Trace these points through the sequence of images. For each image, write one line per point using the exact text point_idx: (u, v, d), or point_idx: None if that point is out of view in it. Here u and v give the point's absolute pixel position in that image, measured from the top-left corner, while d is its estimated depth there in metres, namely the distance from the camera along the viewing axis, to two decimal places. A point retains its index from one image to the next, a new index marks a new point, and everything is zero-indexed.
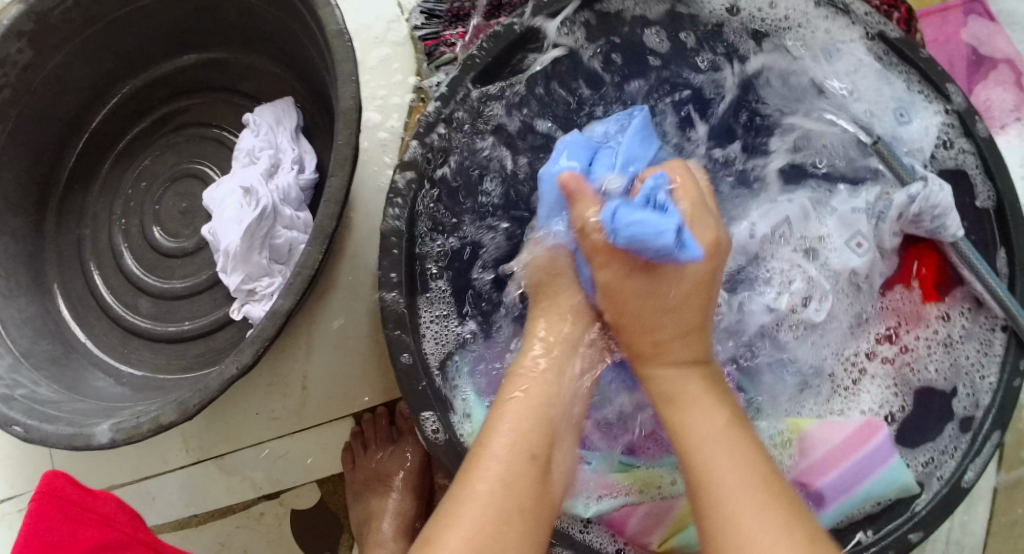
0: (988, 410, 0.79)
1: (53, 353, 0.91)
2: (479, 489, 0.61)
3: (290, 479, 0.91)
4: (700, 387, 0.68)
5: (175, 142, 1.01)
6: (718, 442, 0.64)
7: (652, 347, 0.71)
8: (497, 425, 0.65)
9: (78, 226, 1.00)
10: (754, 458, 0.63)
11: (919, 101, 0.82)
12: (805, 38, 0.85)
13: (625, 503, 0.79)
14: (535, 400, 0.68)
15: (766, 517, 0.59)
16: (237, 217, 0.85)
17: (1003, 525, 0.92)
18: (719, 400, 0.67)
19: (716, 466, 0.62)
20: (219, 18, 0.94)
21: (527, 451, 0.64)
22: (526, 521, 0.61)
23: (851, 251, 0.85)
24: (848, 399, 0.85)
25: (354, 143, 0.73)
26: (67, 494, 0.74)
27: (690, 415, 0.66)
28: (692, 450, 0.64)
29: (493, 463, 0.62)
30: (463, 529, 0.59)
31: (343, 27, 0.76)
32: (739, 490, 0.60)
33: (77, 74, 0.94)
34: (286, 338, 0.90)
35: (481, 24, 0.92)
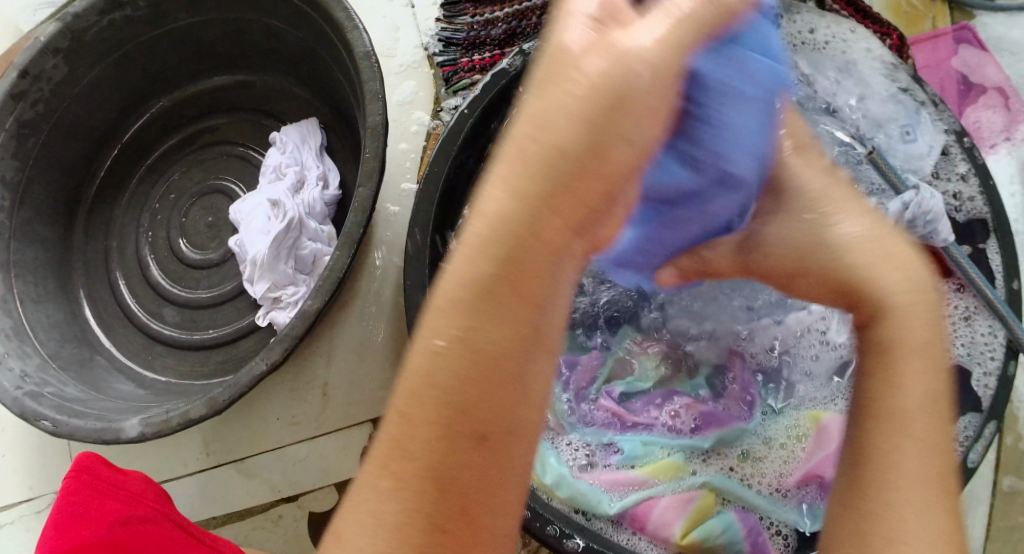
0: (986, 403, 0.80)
1: (79, 357, 0.94)
2: (384, 482, 0.47)
3: (308, 482, 0.93)
4: (938, 381, 0.53)
5: (203, 158, 1.06)
6: (920, 372, 0.52)
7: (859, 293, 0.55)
8: (415, 386, 0.47)
9: (105, 237, 1.04)
10: (936, 394, 0.52)
11: (923, 118, 0.88)
12: (819, 55, 0.93)
13: (645, 494, 0.75)
14: (494, 340, 0.46)
15: (921, 455, 0.51)
16: (264, 228, 0.89)
17: (1000, 530, 0.96)
18: (936, 335, 0.54)
19: (901, 394, 0.52)
20: (247, 41, 0.99)
21: (474, 430, 0.46)
22: (482, 495, 0.47)
23: None
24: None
25: (380, 156, 0.78)
26: (101, 476, 0.76)
27: (898, 329, 0.53)
28: (890, 370, 0.53)
29: (426, 440, 0.47)
30: (369, 524, 0.47)
31: (370, 48, 0.80)
32: (899, 436, 0.51)
33: (108, 90, 0.98)
34: (308, 347, 0.94)
35: (496, 52, 0.97)
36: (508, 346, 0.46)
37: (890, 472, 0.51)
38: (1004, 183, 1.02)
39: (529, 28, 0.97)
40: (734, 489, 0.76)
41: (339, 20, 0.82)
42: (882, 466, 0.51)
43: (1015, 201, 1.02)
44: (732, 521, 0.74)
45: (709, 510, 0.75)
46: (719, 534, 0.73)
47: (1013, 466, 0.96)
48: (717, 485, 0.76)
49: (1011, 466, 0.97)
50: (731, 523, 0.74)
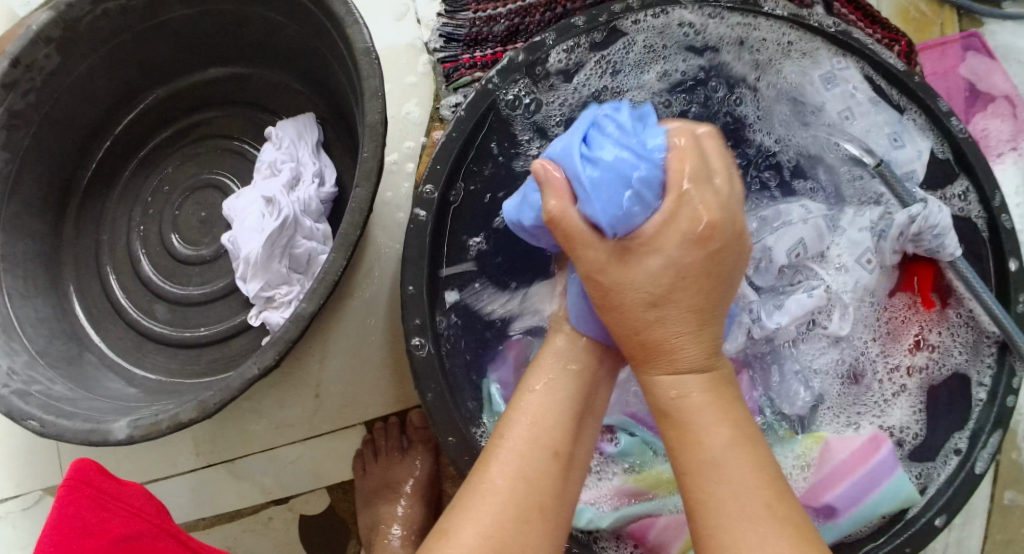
0: (980, 416, 0.83)
1: (68, 353, 0.92)
2: (497, 481, 0.58)
3: (300, 484, 0.92)
4: (745, 442, 0.60)
5: (197, 152, 1.04)
6: (728, 458, 0.59)
7: (642, 354, 0.65)
8: (505, 442, 0.61)
9: (96, 231, 1.02)
10: (757, 475, 0.58)
11: (910, 125, 0.87)
12: (807, 63, 0.89)
13: (642, 513, 0.79)
14: (551, 402, 0.64)
15: (762, 526, 0.56)
16: (258, 226, 0.87)
17: (998, 542, 0.95)
18: (734, 425, 0.61)
19: (716, 490, 0.58)
20: (243, 34, 0.97)
21: (549, 449, 0.61)
22: (556, 508, 0.59)
23: (862, 269, 0.86)
24: (882, 416, 0.86)
25: (379, 156, 0.76)
26: (100, 484, 0.74)
27: (692, 431, 0.61)
28: (692, 471, 0.59)
29: (522, 440, 0.61)
30: (481, 524, 0.56)
31: (370, 45, 0.78)
32: (743, 512, 0.56)
33: (101, 82, 0.96)
34: (300, 348, 0.92)
35: (499, 49, 0.95)
36: (555, 406, 0.63)
37: (739, 540, 0.56)
38: (1009, 193, 1.01)
39: (531, 25, 0.95)
40: None
41: (338, 15, 0.80)
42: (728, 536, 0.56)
43: (1020, 211, 1.01)
44: None
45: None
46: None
47: (1014, 480, 0.95)
48: None
49: (1013, 480, 0.95)
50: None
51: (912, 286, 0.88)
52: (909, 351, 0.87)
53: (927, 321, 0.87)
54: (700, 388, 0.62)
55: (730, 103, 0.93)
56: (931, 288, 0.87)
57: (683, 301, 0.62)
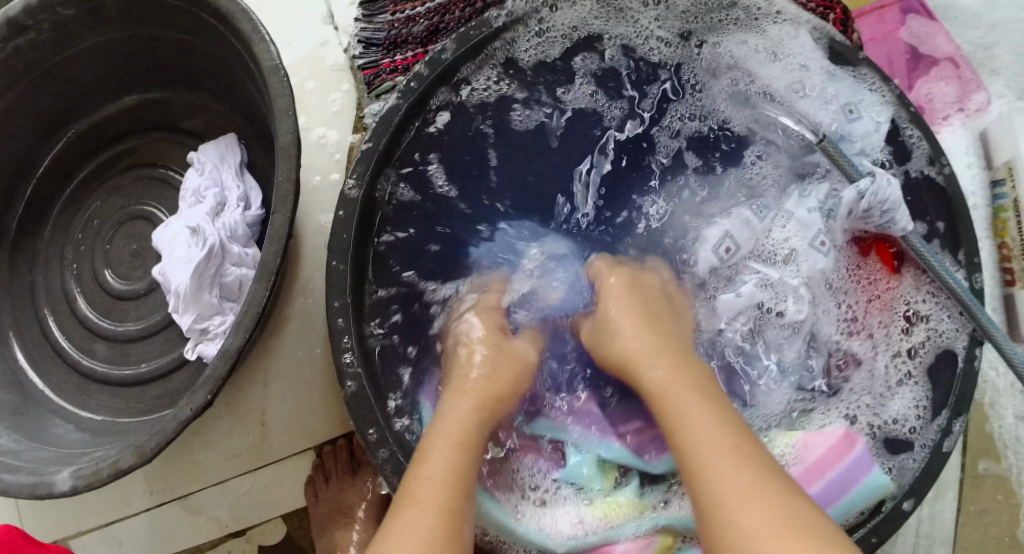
0: (950, 393, 0.80)
1: (11, 403, 0.90)
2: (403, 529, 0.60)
3: (255, 515, 0.90)
4: (681, 375, 0.69)
5: (123, 183, 1.01)
6: (698, 429, 0.64)
7: (621, 365, 0.74)
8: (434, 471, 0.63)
9: (31, 272, 0.99)
10: (732, 437, 0.63)
11: (866, 96, 0.84)
12: (751, 35, 0.87)
13: (597, 540, 0.77)
14: (468, 440, 0.67)
15: (752, 496, 0.58)
16: (186, 256, 0.85)
17: (971, 514, 0.93)
18: (711, 399, 0.67)
19: (703, 460, 0.62)
20: (159, 56, 0.94)
21: (452, 505, 0.62)
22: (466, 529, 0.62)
23: (817, 252, 0.83)
24: (879, 410, 0.82)
25: (295, 178, 0.74)
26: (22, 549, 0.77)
27: (671, 410, 0.67)
28: (681, 445, 0.64)
29: (431, 487, 0.63)
30: None
31: (278, 62, 0.76)
32: (731, 494, 0.59)
33: (21, 120, 0.93)
34: (241, 375, 0.90)
35: (419, 51, 0.93)
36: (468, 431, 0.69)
37: (745, 527, 0.57)
38: (959, 156, 0.99)
39: (452, 22, 0.93)
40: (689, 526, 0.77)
41: (245, 34, 0.78)
42: (729, 522, 0.58)
43: (972, 173, 0.98)
44: None
45: (669, 550, 0.77)
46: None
47: (984, 449, 0.94)
48: (676, 527, 0.77)
49: (982, 449, 0.94)
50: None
51: (875, 267, 0.85)
52: (904, 334, 0.83)
53: (889, 302, 0.84)
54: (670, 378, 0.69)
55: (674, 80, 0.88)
56: (892, 263, 0.85)
57: (632, 321, 0.75)
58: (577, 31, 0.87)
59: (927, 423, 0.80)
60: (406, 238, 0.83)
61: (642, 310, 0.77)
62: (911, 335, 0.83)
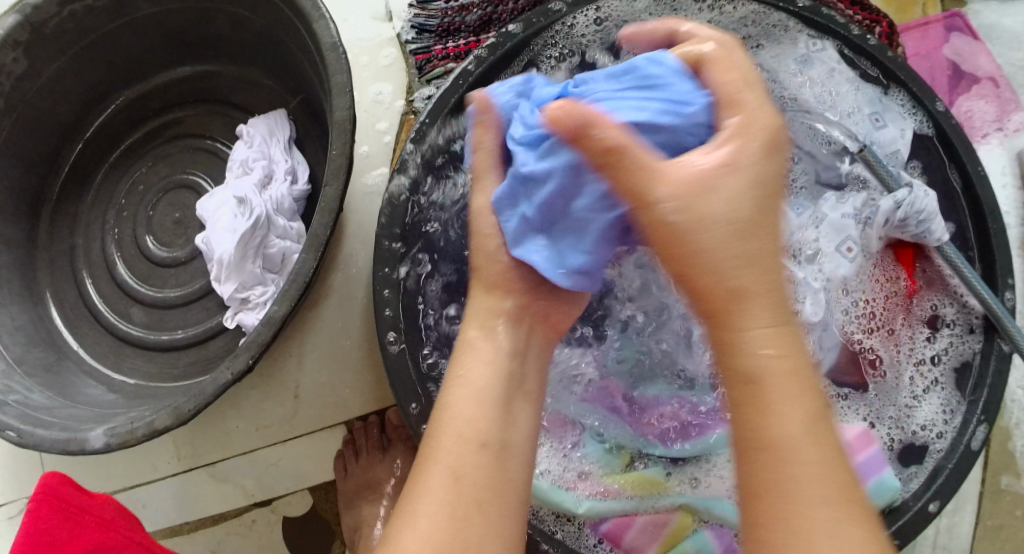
0: (971, 397, 0.81)
1: (45, 361, 0.91)
2: (432, 482, 0.58)
3: (281, 486, 0.91)
4: (786, 354, 0.51)
5: (168, 152, 1.02)
6: (798, 428, 0.50)
7: (725, 301, 0.52)
8: (440, 450, 0.60)
9: (71, 235, 1.00)
10: (823, 447, 0.50)
11: (892, 105, 0.85)
12: (785, 43, 0.88)
13: (621, 509, 0.80)
14: (473, 404, 0.62)
15: (842, 535, 0.48)
16: (231, 226, 0.86)
17: (988, 529, 0.94)
18: (807, 386, 0.51)
19: (788, 464, 0.50)
20: (211, 30, 0.95)
21: (475, 438, 0.60)
22: (490, 499, 0.58)
23: (842, 256, 0.85)
24: (903, 416, 0.84)
25: (348, 153, 0.74)
26: (69, 499, 0.74)
27: (771, 396, 0.51)
28: (762, 433, 0.51)
29: (454, 435, 0.60)
30: (420, 528, 0.56)
31: (337, 39, 0.77)
32: (807, 521, 0.48)
33: (71, 83, 0.94)
34: (278, 347, 0.91)
35: (471, 39, 0.94)
36: (478, 395, 0.63)
37: None
38: (995, 175, 1.00)
39: (505, 14, 0.93)
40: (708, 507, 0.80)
41: (305, 11, 0.79)
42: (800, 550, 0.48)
43: (1007, 193, 0.99)
44: (706, 540, 0.79)
45: (684, 531, 0.80)
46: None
47: (1006, 465, 0.94)
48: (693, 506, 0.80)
49: (1004, 465, 0.94)
50: (704, 541, 0.79)
51: (897, 272, 0.87)
52: (927, 342, 0.86)
53: (911, 308, 0.87)
54: (778, 357, 0.51)
55: None
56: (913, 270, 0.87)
57: (742, 259, 0.52)
58: (612, 27, 0.86)
59: (944, 416, 0.82)
60: (444, 224, 0.84)
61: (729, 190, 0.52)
62: (934, 343, 0.85)
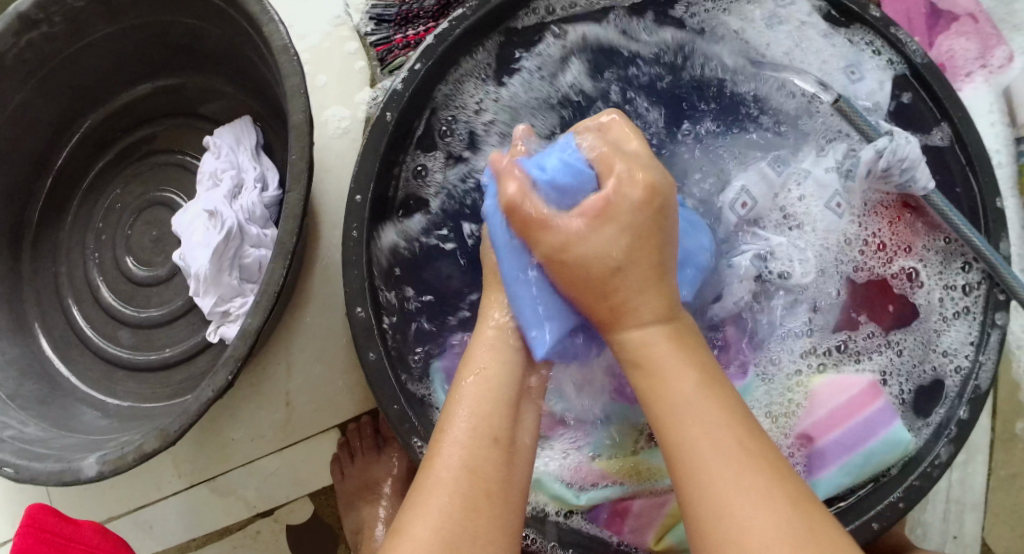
0: (981, 344, 0.79)
1: (39, 392, 0.91)
2: (443, 472, 0.59)
3: (282, 495, 0.91)
4: (670, 336, 0.61)
5: (141, 171, 1.02)
6: (693, 411, 0.58)
7: (613, 316, 0.63)
8: (443, 455, 0.60)
9: (54, 263, 1.00)
10: (722, 422, 0.58)
11: (869, 57, 0.84)
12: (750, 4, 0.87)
13: (620, 494, 0.78)
14: (493, 394, 0.64)
15: (749, 493, 0.55)
16: (204, 240, 0.85)
17: (1002, 478, 0.91)
18: (695, 363, 0.60)
19: (699, 453, 0.57)
20: (171, 43, 0.94)
21: (488, 434, 0.61)
22: (502, 497, 0.59)
23: (832, 213, 0.82)
24: (931, 343, 0.81)
25: (308, 156, 0.73)
26: (53, 527, 0.79)
27: (664, 375, 0.60)
28: (671, 414, 0.59)
29: (464, 426, 0.61)
30: (431, 518, 0.57)
31: (288, 41, 0.75)
32: (723, 498, 0.55)
33: (37, 113, 0.94)
34: (264, 356, 0.90)
35: (431, 25, 0.92)
36: (494, 379, 0.64)
37: (730, 531, 0.54)
38: (982, 113, 0.97)
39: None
40: None
41: (254, 15, 0.77)
42: (716, 527, 0.54)
43: (996, 130, 0.96)
44: None
45: None
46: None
47: (1016, 410, 0.92)
48: None
49: (1014, 410, 0.92)
50: None
51: (883, 214, 0.83)
52: (960, 271, 0.82)
53: (899, 254, 0.83)
54: (662, 334, 0.62)
55: (687, 51, 0.87)
56: (903, 215, 0.83)
57: (642, 269, 0.62)
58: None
59: (951, 364, 0.80)
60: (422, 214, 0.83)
61: (625, 241, 0.62)
62: (968, 271, 0.81)
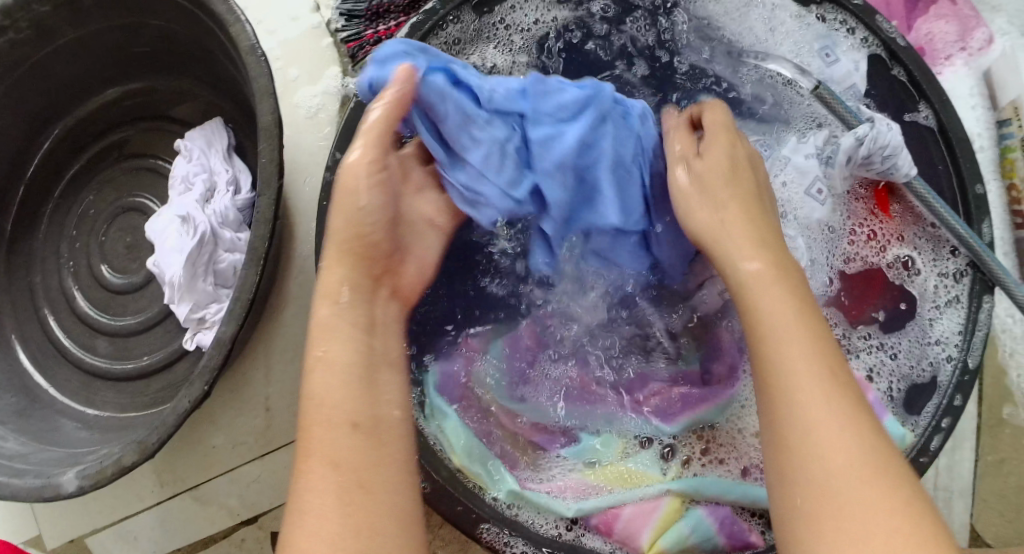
0: (970, 329, 0.78)
1: (17, 406, 0.90)
2: (320, 481, 0.57)
3: (266, 502, 0.90)
4: (796, 320, 0.61)
5: (113, 177, 1.00)
6: (817, 389, 0.57)
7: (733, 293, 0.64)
8: (318, 460, 0.58)
9: (28, 274, 0.98)
10: (849, 400, 0.58)
11: (842, 39, 0.82)
12: None
13: (610, 500, 0.76)
14: (335, 397, 0.60)
15: (863, 467, 0.55)
16: (178, 246, 0.84)
17: (990, 464, 0.91)
18: (817, 336, 0.60)
19: (808, 424, 0.57)
20: (138, 45, 0.92)
21: (348, 424, 0.59)
22: (376, 489, 0.58)
23: (813, 200, 0.81)
24: (922, 336, 0.81)
25: (278, 158, 0.72)
26: None
27: (778, 351, 0.59)
28: (775, 385, 0.59)
29: (330, 429, 0.59)
30: (321, 529, 0.55)
31: (255, 42, 0.74)
32: (840, 468, 0.55)
33: (6, 122, 0.92)
34: (241, 362, 0.89)
35: (402, 19, 0.91)
36: (343, 385, 0.61)
37: (845, 502, 0.54)
38: (963, 96, 0.96)
39: None
40: (698, 487, 0.77)
41: (220, 15, 0.76)
42: (833, 495, 0.55)
43: (977, 113, 0.95)
44: (701, 517, 0.75)
45: (677, 513, 0.76)
46: (690, 535, 0.74)
47: (1002, 395, 0.91)
48: (683, 488, 0.77)
49: (1001, 395, 0.92)
50: (699, 519, 0.75)
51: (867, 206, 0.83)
52: (949, 256, 0.81)
53: (889, 245, 0.83)
54: (792, 317, 0.61)
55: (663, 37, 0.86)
56: (887, 205, 0.83)
57: (744, 244, 0.65)
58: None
59: (941, 351, 0.80)
60: None
61: (714, 188, 0.69)
62: (957, 257, 0.80)
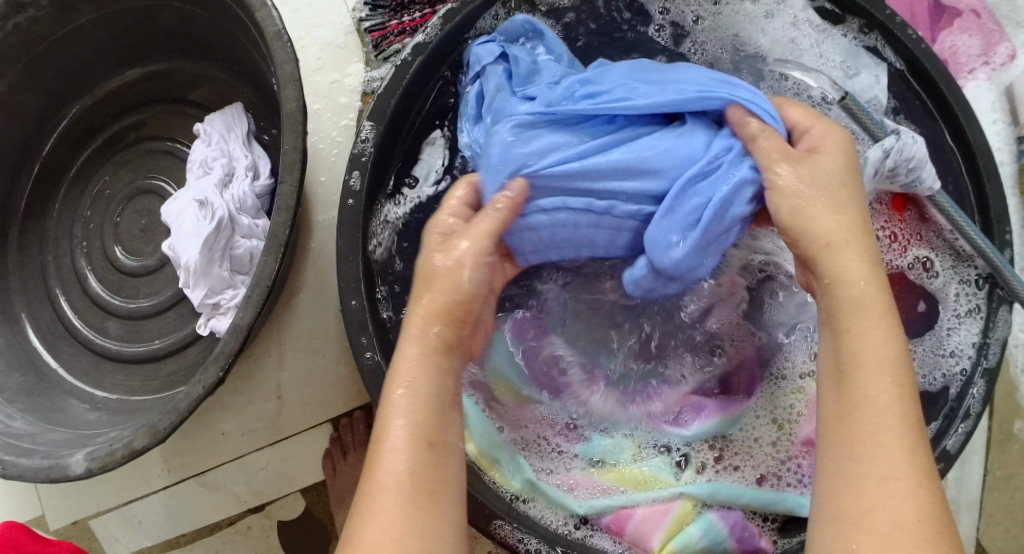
0: (983, 340, 0.80)
1: (26, 385, 0.89)
2: (390, 475, 0.57)
3: (273, 490, 0.90)
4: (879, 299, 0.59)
5: (129, 158, 0.99)
6: (883, 369, 0.57)
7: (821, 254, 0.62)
8: (384, 465, 0.57)
9: (40, 253, 0.98)
10: (905, 392, 0.57)
11: (865, 55, 0.83)
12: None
13: (621, 501, 0.77)
14: (420, 408, 0.59)
15: (905, 458, 0.54)
16: (195, 231, 0.84)
17: (998, 479, 0.91)
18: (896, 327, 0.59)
19: (863, 406, 0.56)
20: (159, 28, 0.92)
21: (424, 438, 0.58)
22: (439, 500, 0.57)
23: None
24: (938, 347, 0.81)
25: (302, 146, 0.71)
26: (25, 544, 0.82)
27: (859, 327, 0.58)
28: (857, 360, 0.58)
29: (403, 438, 0.58)
30: (378, 522, 0.55)
31: (281, 28, 0.73)
32: (889, 455, 0.54)
33: (24, 99, 0.91)
34: (255, 348, 0.89)
35: (427, 12, 0.91)
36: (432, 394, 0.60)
37: (884, 494, 0.54)
38: (984, 111, 0.96)
39: None
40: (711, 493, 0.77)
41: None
42: (874, 480, 0.54)
43: (998, 128, 0.96)
44: (713, 522, 0.76)
45: (688, 517, 0.77)
46: (698, 539, 0.75)
47: (1013, 410, 0.92)
48: (695, 493, 0.77)
49: (1012, 411, 0.92)
50: (710, 523, 0.76)
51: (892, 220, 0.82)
52: (969, 265, 0.81)
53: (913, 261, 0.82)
54: (869, 293, 0.59)
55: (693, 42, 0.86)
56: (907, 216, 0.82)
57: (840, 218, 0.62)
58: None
59: (957, 363, 0.80)
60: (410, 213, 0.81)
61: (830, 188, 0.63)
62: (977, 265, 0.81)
